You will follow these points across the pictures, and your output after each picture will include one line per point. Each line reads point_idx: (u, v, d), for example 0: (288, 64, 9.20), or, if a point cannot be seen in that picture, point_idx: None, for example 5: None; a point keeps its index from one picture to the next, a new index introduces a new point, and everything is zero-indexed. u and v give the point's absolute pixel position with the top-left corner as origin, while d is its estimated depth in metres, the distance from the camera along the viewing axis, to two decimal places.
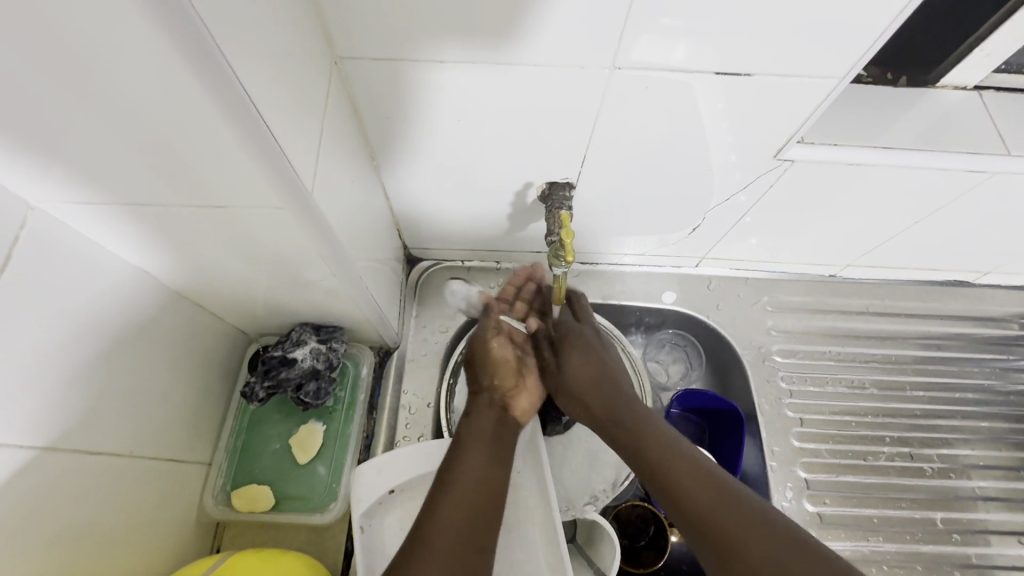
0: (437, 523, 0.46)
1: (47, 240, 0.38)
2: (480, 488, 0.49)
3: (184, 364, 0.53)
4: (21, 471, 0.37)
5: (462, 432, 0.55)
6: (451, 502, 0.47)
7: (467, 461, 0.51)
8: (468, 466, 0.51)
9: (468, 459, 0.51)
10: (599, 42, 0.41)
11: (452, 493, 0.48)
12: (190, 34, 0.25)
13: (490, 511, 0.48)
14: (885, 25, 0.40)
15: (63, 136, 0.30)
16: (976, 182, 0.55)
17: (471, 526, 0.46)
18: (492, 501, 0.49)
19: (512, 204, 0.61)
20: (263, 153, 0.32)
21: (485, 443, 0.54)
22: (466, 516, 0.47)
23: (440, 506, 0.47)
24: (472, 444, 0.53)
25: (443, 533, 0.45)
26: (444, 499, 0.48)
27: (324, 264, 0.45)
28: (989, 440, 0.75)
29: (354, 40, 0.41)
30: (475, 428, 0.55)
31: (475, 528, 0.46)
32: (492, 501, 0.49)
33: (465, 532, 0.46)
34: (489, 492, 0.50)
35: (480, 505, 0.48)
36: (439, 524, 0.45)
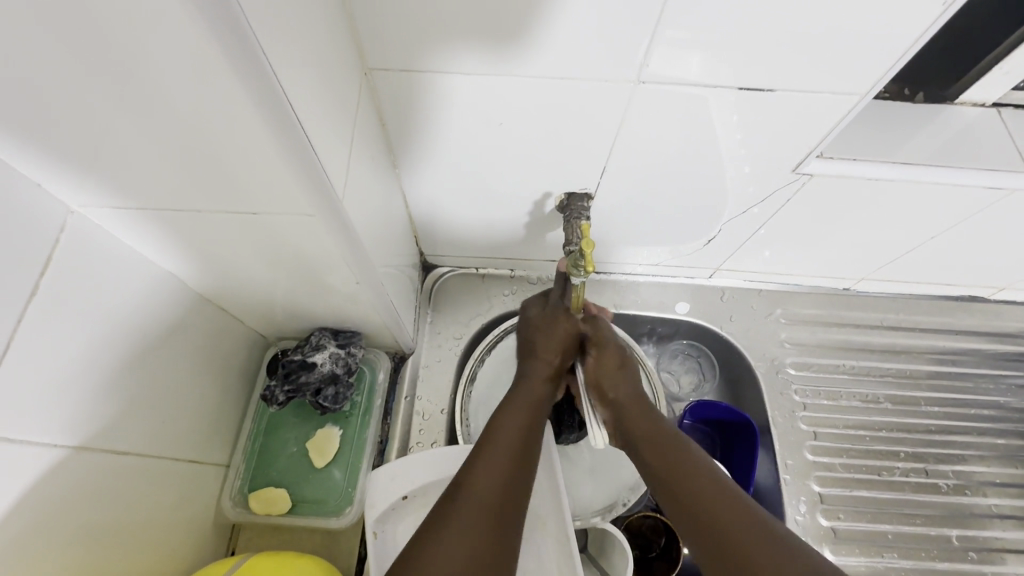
0: (484, 473, 0.46)
1: (84, 242, 0.39)
2: (522, 445, 0.50)
3: (206, 366, 0.54)
4: (51, 469, 0.37)
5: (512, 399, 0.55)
6: (494, 459, 0.47)
7: (507, 421, 0.51)
8: (510, 425, 0.51)
9: (508, 421, 0.51)
10: (624, 57, 0.42)
11: (496, 448, 0.48)
12: (244, 47, 0.26)
13: (529, 470, 0.48)
14: (911, 40, 0.40)
15: (111, 143, 0.31)
16: (994, 198, 0.55)
17: (512, 481, 0.46)
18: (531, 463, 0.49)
19: (530, 213, 0.61)
20: (301, 163, 0.33)
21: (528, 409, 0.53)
22: (512, 472, 0.47)
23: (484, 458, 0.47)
24: (511, 409, 0.53)
25: (487, 485, 0.45)
26: (488, 458, 0.47)
27: (347, 269, 0.46)
28: (1005, 457, 0.75)
29: (384, 51, 0.42)
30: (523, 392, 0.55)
31: (517, 485, 0.47)
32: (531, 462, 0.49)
33: (510, 486, 0.46)
34: (530, 455, 0.50)
35: (522, 462, 0.48)
36: (485, 474, 0.46)
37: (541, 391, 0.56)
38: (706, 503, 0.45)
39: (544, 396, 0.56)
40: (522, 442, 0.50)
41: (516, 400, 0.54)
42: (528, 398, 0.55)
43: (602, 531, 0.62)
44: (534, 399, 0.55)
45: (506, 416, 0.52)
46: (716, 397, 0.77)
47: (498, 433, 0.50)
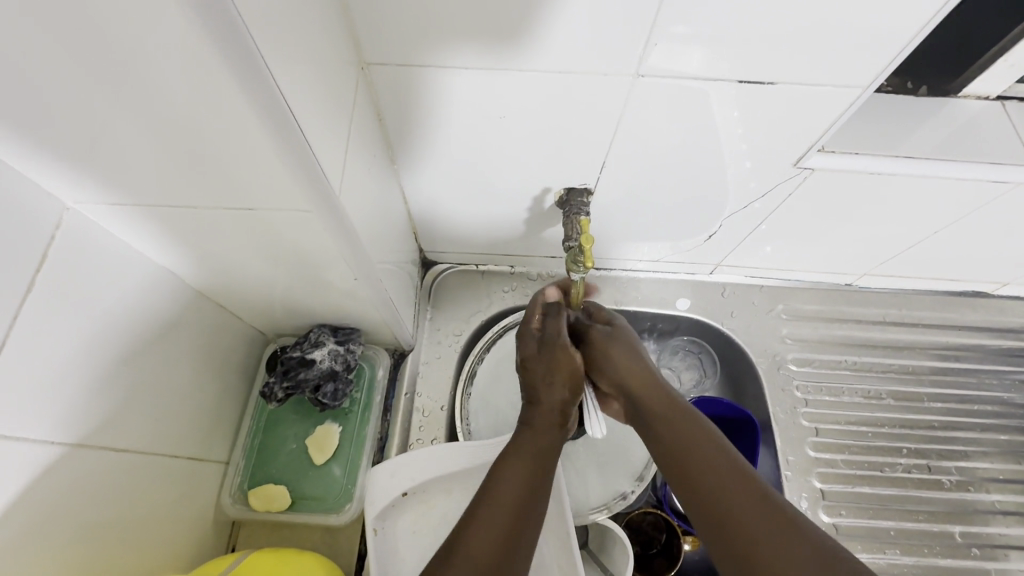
0: (482, 535, 0.43)
1: (80, 239, 0.39)
2: (524, 504, 0.47)
3: (205, 363, 0.54)
4: (50, 467, 0.37)
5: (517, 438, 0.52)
6: (499, 505, 0.46)
7: (509, 475, 0.49)
8: (512, 479, 0.48)
9: (510, 474, 0.49)
10: (624, 51, 0.41)
11: (496, 505, 0.46)
12: (237, 44, 0.26)
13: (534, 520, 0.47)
14: (913, 33, 0.39)
15: (105, 139, 0.31)
16: (998, 192, 0.54)
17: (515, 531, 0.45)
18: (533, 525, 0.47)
19: (530, 209, 0.61)
20: (297, 160, 0.33)
21: (530, 461, 0.50)
22: (511, 534, 0.44)
23: (483, 515, 0.45)
24: (513, 460, 0.50)
25: (485, 547, 0.42)
26: (492, 503, 0.46)
27: (345, 265, 0.45)
28: (1008, 453, 0.74)
29: (381, 46, 0.42)
30: (526, 440, 0.52)
31: (517, 548, 0.44)
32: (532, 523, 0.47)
33: (510, 549, 0.43)
34: (531, 516, 0.47)
35: (524, 522, 0.46)
36: (484, 536, 0.43)
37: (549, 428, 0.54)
38: (714, 488, 0.44)
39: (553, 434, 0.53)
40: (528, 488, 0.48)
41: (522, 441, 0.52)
42: (532, 446, 0.52)
43: (604, 528, 0.62)
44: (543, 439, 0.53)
45: (511, 460, 0.50)
46: (717, 393, 0.77)
47: (498, 488, 0.47)
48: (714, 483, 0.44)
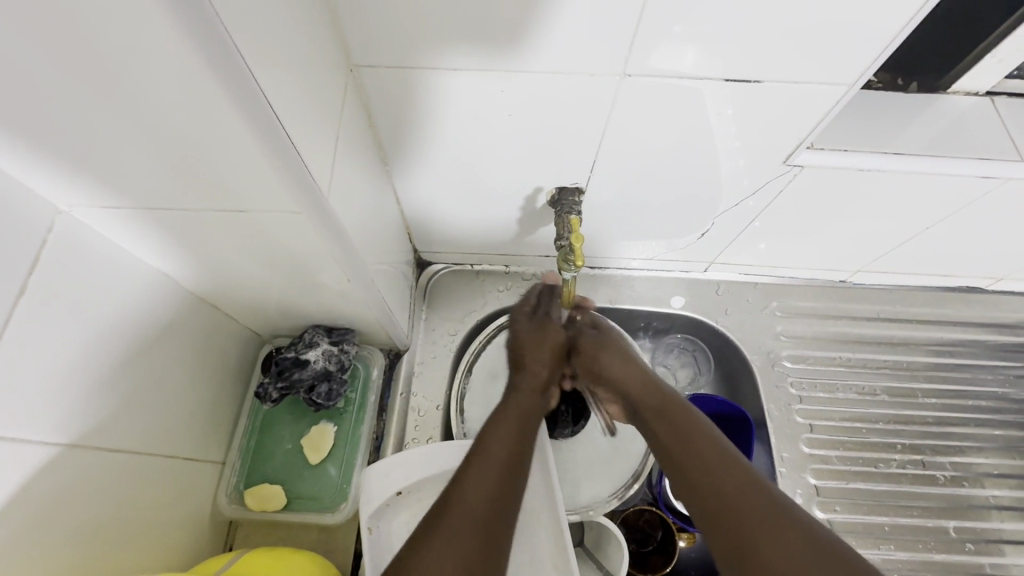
0: (472, 483, 0.46)
1: (72, 242, 0.39)
2: (510, 459, 0.50)
3: (200, 364, 0.54)
4: (42, 468, 0.38)
5: (504, 406, 0.55)
6: (485, 464, 0.48)
7: (499, 434, 0.52)
8: (501, 437, 0.51)
9: (501, 430, 0.52)
10: (611, 51, 0.42)
11: (485, 463, 0.48)
12: (222, 55, 0.27)
13: (520, 481, 0.49)
14: (896, 30, 0.40)
15: (95, 143, 0.32)
16: (988, 187, 0.54)
17: (501, 494, 0.47)
18: (521, 473, 0.50)
19: (522, 208, 0.61)
20: (282, 160, 0.33)
21: (521, 412, 0.55)
22: (501, 484, 0.47)
23: (475, 467, 0.48)
24: (503, 419, 0.54)
25: (476, 492, 0.46)
26: (481, 463, 0.48)
27: (337, 267, 0.46)
28: (1002, 448, 0.74)
29: (371, 49, 0.42)
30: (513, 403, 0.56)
31: (506, 494, 0.47)
32: (520, 473, 0.50)
33: (499, 497, 0.46)
34: (520, 466, 0.50)
35: (513, 472, 0.49)
36: (472, 487, 0.46)
37: (532, 401, 0.57)
38: (721, 487, 0.43)
39: (536, 405, 0.57)
40: (514, 449, 0.51)
41: (509, 407, 0.55)
42: (518, 408, 0.55)
43: (599, 525, 0.62)
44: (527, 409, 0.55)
45: (498, 425, 0.53)
46: (712, 390, 0.77)
47: (487, 448, 0.50)
48: (716, 481, 0.44)
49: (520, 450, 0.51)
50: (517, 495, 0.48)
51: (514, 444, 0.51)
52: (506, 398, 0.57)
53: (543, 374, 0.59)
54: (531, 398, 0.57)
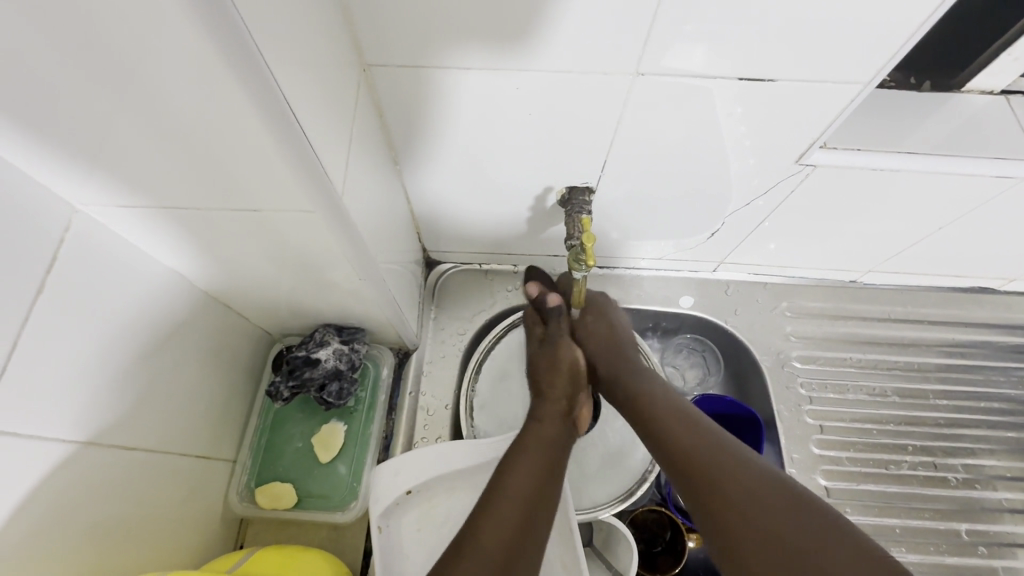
0: (492, 524, 0.45)
1: (88, 241, 0.39)
2: (531, 495, 0.48)
3: (212, 363, 0.55)
4: (59, 465, 0.38)
5: (522, 438, 0.54)
6: (505, 502, 0.47)
7: (519, 467, 0.50)
8: (521, 472, 0.50)
9: (521, 469, 0.50)
10: (623, 50, 0.42)
11: (504, 501, 0.47)
12: (240, 53, 0.27)
13: (542, 517, 0.48)
14: (912, 29, 0.39)
15: (114, 143, 0.32)
16: (1003, 187, 0.54)
17: (523, 532, 0.45)
18: (545, 516, 0.48)
19: (532, 208, 0.61)
20: (299, 159, 0.33)
21: (542, 447, 0.53)
22: (521, 527, 0.45)
23: (493, 510, 0.46)
24: (524, 455, 0.52)
25: (495, 537, 0.44)
26: (500, 501, 0.47)
27: (349, 266, 0.46)
28: (1015, 450, 0.74)
29: (384, 48, 0.42)
30: (533, 436, 0.54)
31: (527, 538, 0.45)
32: (545, 515, 0.48)
33: (518, 539, 0.45)
34: (542, 499, 0.49)
35: (534, 514, 0.47)
36: (492, 526, 0.45)
37: (551, 431, 0.55)
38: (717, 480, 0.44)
39: (556, 435, 0.55)
40: (535, 484, 0.49)
41: (528, 439, 0.53)
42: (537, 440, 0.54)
43: (609, 525, 0.62)
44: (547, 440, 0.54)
45: (518, 458, 0.51)
46: (721, 391, 0.76)
47: (505, 483, 0.49)
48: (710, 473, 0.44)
49: (541, 482, 0.50)
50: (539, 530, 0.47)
51: (536, 479, 0.50)
52: (526, 430, 0.55)
53: (563, 401, 0.57)
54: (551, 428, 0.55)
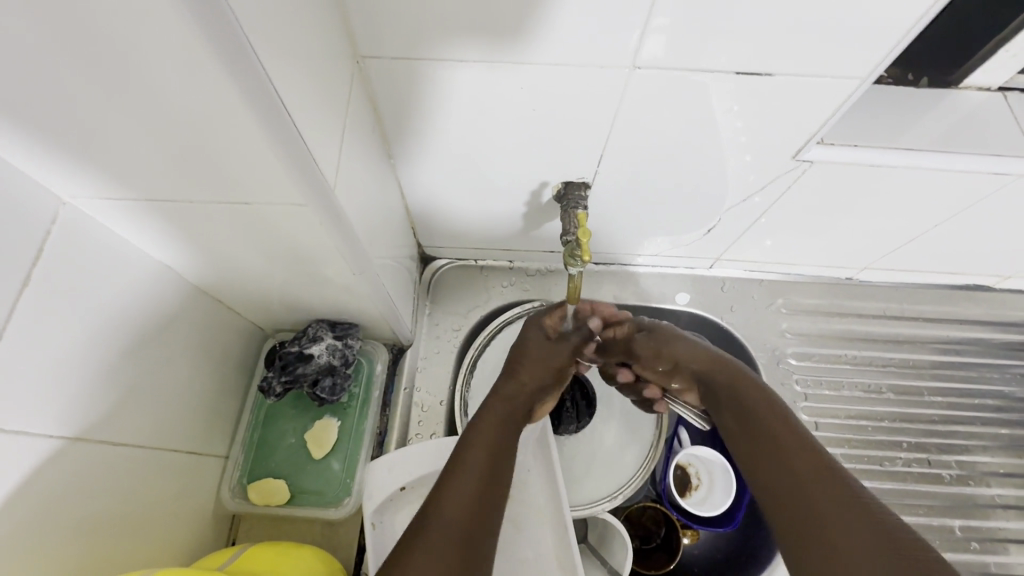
0: (452, 498, 0.45)
1: (75, 234, 0.39)
2: (489, 467, 0.49)
3: (203, 358, 0.54)
4: (47, 460, 0.37)
5: (482, 411, 0.54)
6: (465, 477, 0.47)
7: (478, 441, 0.50)
8: (480, 446, 0.50)
9: (478, 442, 0.50)
10: (620, 43, 0.41)
11: (464, 475, 0.47)
12: (229, 42, 0.26)
13: (500, 491, 0.48)
14: (910, 24, 0.39)
15: (100, 134, 0.31)
16: (999, 184, 0.54)
17: (482, 505, 0.46)
18: (501, 481, 0.49)
19: (528, 203, 0.61)
20: (289, 152, 0.33)
21: (501, 418, 0.53)
22: (479, 498, 0.46)
23: (451, 485, 0.46)
24: (480, 427, 0.52)
25: (456, 510, 0.44)
26: (460, 474, 0.47)
27: (342, 261, 0.45)
28: (1008, 447, 0.74)
29: (377, 40, 0.42)
30: (493, 409, 0.54)
31: (485, 507, 0.46)
32: (500, 482, 0.49)
33: (477, 510, 0.45)
34: (501, 473, 0.49)
35: (491, 483, 0.48)
36: (452, 500, 0.45)
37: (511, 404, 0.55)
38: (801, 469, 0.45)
39: (516, 409, 0.55)
40: (491, 459, 0.49)
41: (488, 411, 0.54)
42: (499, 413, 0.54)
43: (603, 522, 0.62)
44: (505, 414, 0.54)
45: (477, 432, 0.51)
46: None
47: (466, 457, 0.49)
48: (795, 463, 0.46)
49: (500, 455, 0.50)
50: (498, 505, 0.48)
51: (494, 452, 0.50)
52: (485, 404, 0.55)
53: (529, 385, 0.57)
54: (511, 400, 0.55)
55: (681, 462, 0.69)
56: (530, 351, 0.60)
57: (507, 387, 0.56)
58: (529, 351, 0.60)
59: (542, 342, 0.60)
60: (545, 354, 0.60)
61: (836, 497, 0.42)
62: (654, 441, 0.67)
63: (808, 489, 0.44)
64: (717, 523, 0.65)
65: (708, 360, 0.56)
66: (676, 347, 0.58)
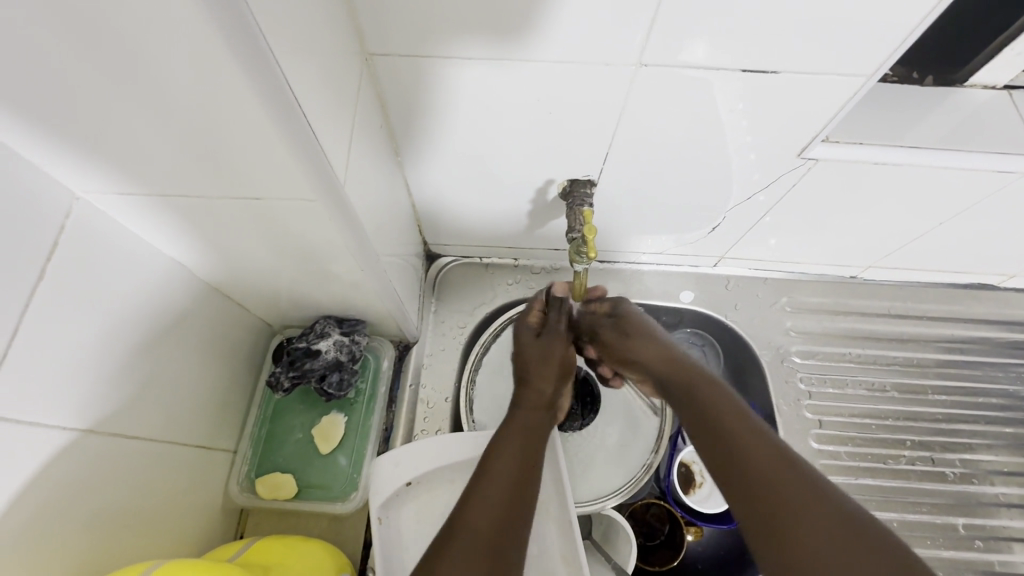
0: (480, 504, 0.46)
1: (89, 230, 0.39)
2: (518, 476, 0.49)
3: (212, 354, 0.55)
4: (60, 451, 0.38)
5: (508, 423, 0.55)
6: (492, 484, 0.48)
7: (505, 451, 0.51)
8: (508, 457, 0.51)
9: (508, 454, 0.51)
10: (626, 41, 0.41)
11: (491, 482, 0.48)
12: (245, 38, 0.27)
13: (531, 497, 0.49)
14: (915, 22, 0.39)
15: (115, 129, 0.32)
16: (1004, 183, 0.54)
17: (511, 512, 0.47)
18: (531, 492, 0.49)
19: (533, 201, 0.61)
20: (304, 151, 0.33)
21: (526, 430, 0.54)
22: (507, 507, 0.47)
23: (478, 495, 0.47)
24: (508, 440, 0.53)
25: (484, 517, 0.45)
26: (486, 482, 0.48)
27: (351, 258, 0.46)
28: (1013, 446, 0.74)
29: (385, 38, 0.42)
30: (517, 424, 0.55)
31: (515, 518, 0.47)
32: (532, 494, 0.49)
33: (505, 520, 0.46)
34: (530, 481, 0.50)
35: (520, 496, 0.48)
36: (480, 507, 0.46)
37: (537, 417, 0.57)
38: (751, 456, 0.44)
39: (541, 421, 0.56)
40: (521, 467, 0.50)
41: (514, 424, 0.55)
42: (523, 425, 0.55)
43: (608, 518, 0.62)
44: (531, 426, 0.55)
45: (505, 443, 0.53)
46: None
47: (493, 465, 0.50)
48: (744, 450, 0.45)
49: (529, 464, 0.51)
50: (528, 512, 0.48)
51: (523, 461, 0.51)
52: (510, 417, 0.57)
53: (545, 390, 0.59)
54: (538, 414, 0.57)
55: (685, 460, 0.70)
56: (534, 355, 0.61)
57: (524, 395, 0.58)
58: (531, 358, 0.61)
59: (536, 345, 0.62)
60: (548, 354, 0.61)
61: (799, 495, 0.41)
62: (658, 437, 0.66)
63: (769, 483, 0.42)
64: (721, 521, 0.66)
65: (669, 360, 0.54)
66: (638, 340, 0.57)
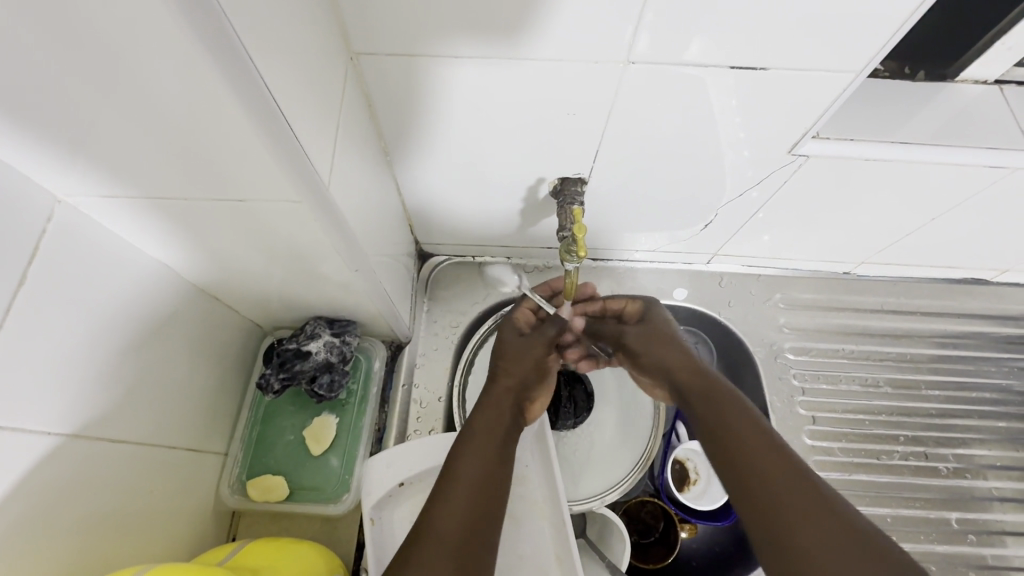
0: (446, 508, 0.46)
1: (71, 233, 0.39)
2: (484, 477, 0.49)
3: (201, 356, 0.54)
4: (46, 457, 0.38)
5: (471, 421, 0.54)
6: (457, 488, 0.47)
7: (471, 453, 0.50)
8: (473, 457, 0.50)
9: (473, 453, 0.50)
10: (611, 40, 0.41)
11: (458, 484, 0.47)
12: (220, 42, 0.26)
13: (498, 498, 0.48)
14: (904, 18, 0.39)
15: (94, 132, 0.31)
16: (995, 178, 0.54)
17: (479, 514, 0.46)
18: (499, 493, 0.49)
19: (524, 200, 0.61)
20: (283, 151, 0.33)
21: (493, 431, 0.53)
22: (473, 509, 0.46)
23: (446, 497, 0.47)
24: (475, 440, 0.52)
25: (450, 520, 0.45)
26: (453, 485, 0.47)
27: (338, 258, 0.46)
28: (1005, 440, 0.74)
29: (371, 38, 0.42)
30: (480, 420, 0.54)
31: (483, 517, 0.46)
32: (498, 493, 0.49)
33: (474, 522, 0.45)
34: (497, 482, 0.49)
35: (487, 495, 0.48)
36: (446, 510, 0.45)
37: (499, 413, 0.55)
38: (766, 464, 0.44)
39: (506, 418, 0.55)
40: (488, 468, 0.50)
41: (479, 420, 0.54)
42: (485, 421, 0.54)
43: (604, 515, 0.62)
44: (495, 424, 0.54)
45: (469, 442, 0.52)
46: None
47: (456, 467, 0.49)
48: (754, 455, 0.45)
49: (494, 464, 0.50)
50: (498, 512, 0.48)
51: (490, 463, 0.50)
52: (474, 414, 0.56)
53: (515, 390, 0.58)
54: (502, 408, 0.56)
55: (679, 457, 0.69)
56: (510, 350, 0.60)
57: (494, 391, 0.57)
58: (507, 350, 0.61)
59: (515, 341, 0.61)
60: (524, 352, 0.60)
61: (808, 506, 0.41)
62: (651, 434, 0.66)
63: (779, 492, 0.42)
64: (715, 517, 0.66)
65: (691, 367, 0.54)
66: (661, 345, 0.57)
